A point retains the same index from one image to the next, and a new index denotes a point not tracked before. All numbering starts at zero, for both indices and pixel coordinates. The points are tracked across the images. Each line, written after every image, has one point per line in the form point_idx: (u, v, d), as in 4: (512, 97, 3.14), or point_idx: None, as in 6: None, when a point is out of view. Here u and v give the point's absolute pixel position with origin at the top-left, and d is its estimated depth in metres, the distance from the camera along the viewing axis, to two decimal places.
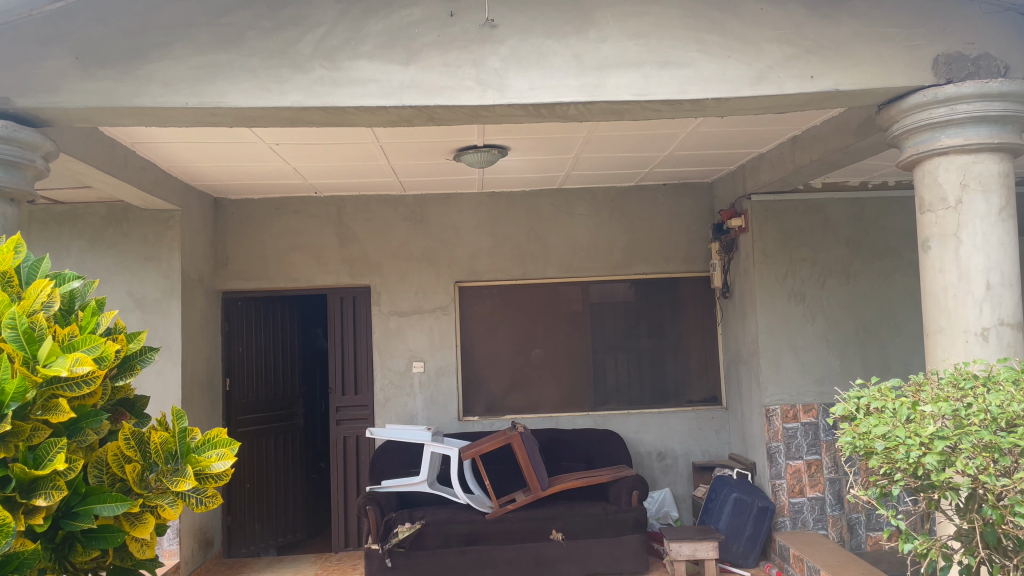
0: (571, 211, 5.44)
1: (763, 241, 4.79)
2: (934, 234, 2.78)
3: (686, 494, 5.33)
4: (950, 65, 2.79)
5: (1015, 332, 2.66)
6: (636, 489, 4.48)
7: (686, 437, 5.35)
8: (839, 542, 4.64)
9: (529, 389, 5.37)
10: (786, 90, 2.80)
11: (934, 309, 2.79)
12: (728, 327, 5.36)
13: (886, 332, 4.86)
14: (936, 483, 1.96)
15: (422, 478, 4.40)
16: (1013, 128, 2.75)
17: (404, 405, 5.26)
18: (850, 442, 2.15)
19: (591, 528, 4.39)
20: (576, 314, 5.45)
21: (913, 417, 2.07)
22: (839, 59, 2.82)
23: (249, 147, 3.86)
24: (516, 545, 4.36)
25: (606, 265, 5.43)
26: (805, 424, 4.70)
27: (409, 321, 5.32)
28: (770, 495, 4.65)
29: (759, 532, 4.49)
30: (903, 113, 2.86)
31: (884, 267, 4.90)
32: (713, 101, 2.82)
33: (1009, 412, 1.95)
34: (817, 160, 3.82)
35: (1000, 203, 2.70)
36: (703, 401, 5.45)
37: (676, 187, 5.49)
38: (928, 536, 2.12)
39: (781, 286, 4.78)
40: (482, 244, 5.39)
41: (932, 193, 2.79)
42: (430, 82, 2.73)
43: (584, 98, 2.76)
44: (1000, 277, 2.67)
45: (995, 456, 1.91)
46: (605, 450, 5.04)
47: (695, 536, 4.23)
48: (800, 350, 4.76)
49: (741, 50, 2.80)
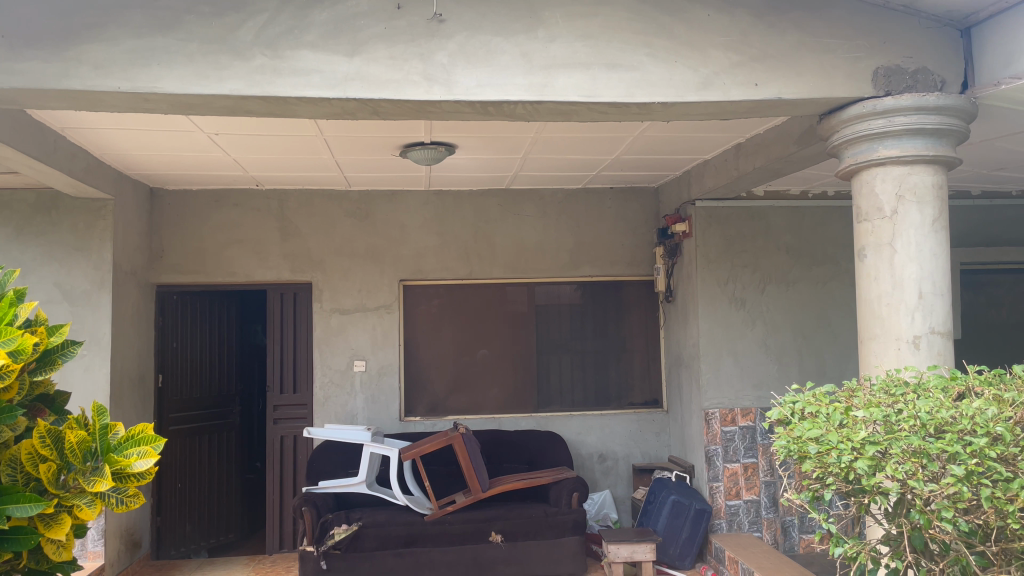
0: (518, 212, 5.42)
1: (705, 246, 4.85)
2: (870, 243, 2.85)
3: (626, 496, 5.36)
4: (889, 78, 2.85)
5: (945, 341, 2.73)
6: (575, 491, 4.50)
7: (627, 439, 5.38)
8: (773, 544, 4.70)
9: (471, 390, 5.34)
10: (730, 97, 2.82)
11: (869, 317, 2.85)
12: (670, 331, 5.39)
13: (822, 338, 4.95)
14: (866, 487, 1.98)
15: (361, 479, 4.35)
16: (948, 141, 2.83)
17: (344, 404, 5.18)
18: (785, 445, 2.18)
19: (530, 529, 4.38)
20: (520, 316, 5.43)
21: (845, 422, 2.10)
22: (782, 68, 2.85)
23: (188, 136, 3.75)
24: (455, 548, 4.31)
25: (552, 267, 5.42)
26: (742, 428, 4.78)
27: (351, 319, 5.23)
28: (707, 497, 4.72)
29: (696, 534, 4.53)
30: (841, 124, 2.93)
31: (821, 275, 4.98)
32: (660, 105, 2.83)
33: (938, 418, 1.97)
34: (760, 167, 3.88)
35: (933, 215, 2.77)
36: (644, 404, 5.49)
37: (623, 191, 5.52)
38: (858, 541, 2.14)
39: (722, 291, 4.85)
40: (427, 243, 5.34)
41: (869, 204, 2.85)
42: (376, 75, 2.68)
43: (531, 97, 2.74)
44: (932, 287, 2.74)
45: (924, 462, 1.92)
46: (546, 452, 5.05)
47: (632, 538, 4.25)
48: (740, 355, 4.83)
49: (688, 56, 2.82)
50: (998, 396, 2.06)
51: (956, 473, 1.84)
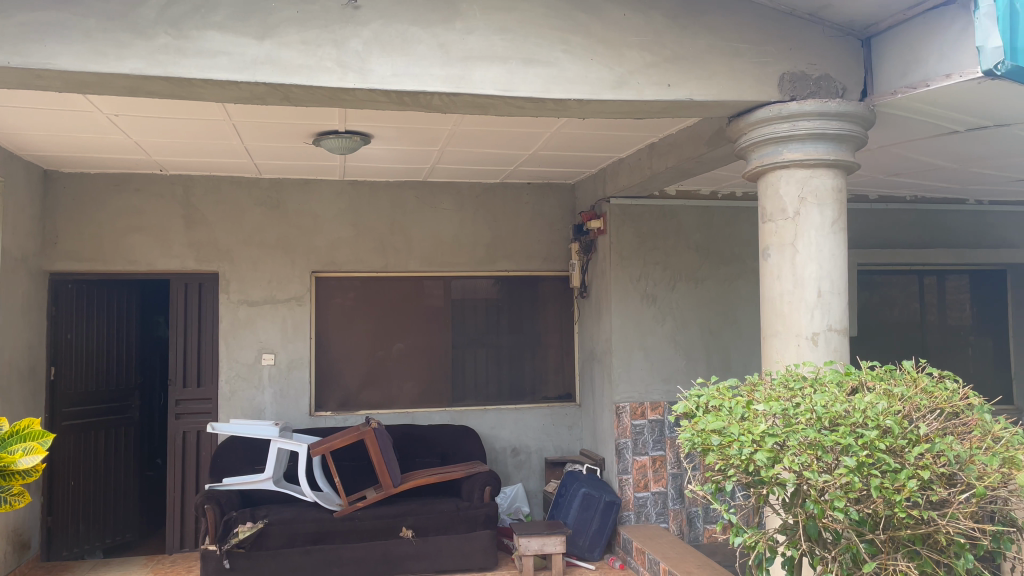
0: (435, 205, 5.37)
1: (619, 243, 4.93)
2: (774, 243, 2.95)
3: (538, 489, 5.40)
4: (794, 83, 2.96)
5: (841, 338, 2.86)
6: (488, 485, 4.51)
7: (539, 433, 5.43)
8: (679, 534, 4.81)
9: (384, 385, 5.28)
10: (644, 96, 2.87)
11: (771, 314, 2.95)
12: (584, 325, 5.45)
13: (729, 335, 5.10)
14: (765, 479, 2.05)
15: (268, 475, 4.26)
16: (847, 147, 2.95)
17: (251, 398, 5.04)
18: (689, 438, 2.24)
19: (441, 524, 4.36)
20: (436, 309, 5.40)
21: (747, 415, 2.17)
22: (694, 70, 2.92)
23: (86, 116, 3.56)
24: (364, 544, 4.26)
25: (468, 261, 5.41)
26: (652, 421, 4.89)
27: (260, 311, 5.09)
28: (617, 490, 4.80)
29: (605, 527, 4.62)
30: (748, 127, 3.02)
31: (729, 274, 5.13)
32: (575, 101, 2.85)
33: (833, 411, 2.06)
34: (672, 167, 3.96)
35: (832, 217, 2.89)
36: (558, 398, 5.54)
37: (540, 187, 5.54)
38: (756, 530, 2.20)
39: (635, 286, 4.94)
40: (341, 234, 5.24)
41: (774, 205, 2.96)
42: (287, 59, 2.60)
43: (447, 89, 2.71)
44: (830, 286, 2.86)
45: (819, 454, 2.00)
46: (459, 447, 5.04)
47: (543, 531, 4.30)
48: (650, 350, 4.94)
49: (604, 54, 2.84)
50: (888, 390, 2.17)
51: (848, 464, 1.92)
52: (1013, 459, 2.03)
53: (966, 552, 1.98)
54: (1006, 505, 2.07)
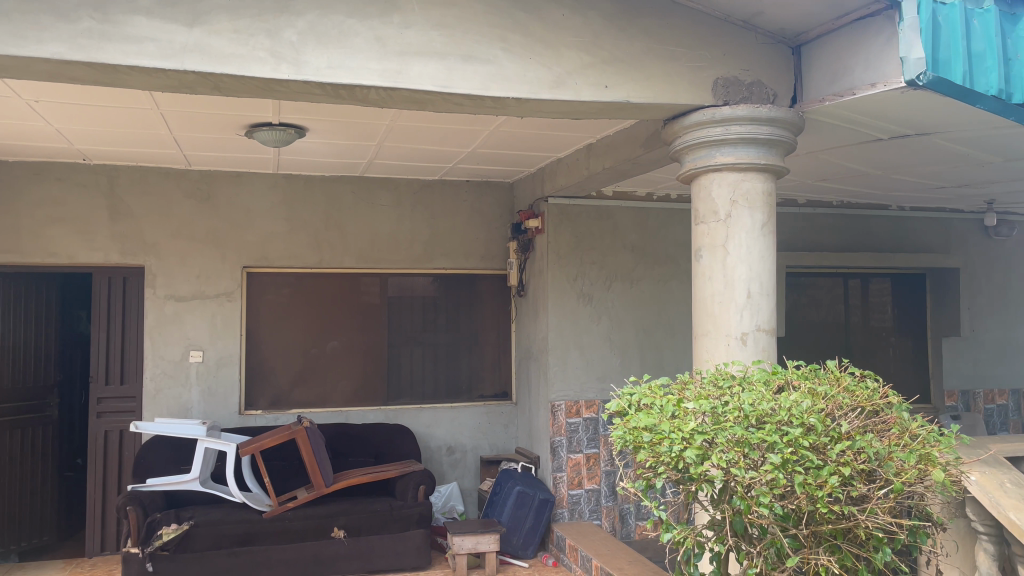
0: (371, 201, 5.30)
1: (556, 242, 4.95)
2: (706, 244, 3.00)
3: (472, 487, 5.40)
4: (727, 88, 3.02)
5: (769, 338, 2.94)
6: (422, 484, 4.49)
7: (475, 432, 5.42)
8: (611, 531, 4.88)
9: (318, 383, 5.20)
10: (581, 97, 2.88)
11: (702, 314, 3.01)
12: (521, 324, 5.46)
13: (662, 334, 5.18)
14: (694, 475, 2.09)
15: (194, 476, 4.14)
16: (777, 151, 3.02)
17: (178, 396, 4.91)
18: (621, 436, 2.26)
19: (373, 524, 4.31)
20: (372, 307, 5.33)
21: (677, 413, 2.21)
22: (630, 72, 2.95)
23: (3, 102, 3.40)
24: (294, 545, 4.18)
25: (405, 258, 5.36)
26: (586, 420, 4.93)
27: (188, 307, 4.95)
28: (551, 488, 4.84)
29: (539, 524, 4.67)
30: (683, 129, 3.07)
31: (663, 274, 5.21)
32: (513, 101, 2.85)
33: (759, 410, 2.11)
34: (609, 168, 4.01)
35: (762, 220, 2.96)
36: (494, 396, 5.54)
37: (478, 185, 5.51)
38: (685, 526, 2.24)
39: (571, 286, 4.98)
40: (275, 229, 5.13)
41: (706, 207, 3.01)
42: (217, 48, 2.53)
43: (384, 83, 2.68)
44: (759, 287, 2.93)
45: (746, 451, 2.04)
46: (393, 446, 5.00)
47: (477, 529, 4.30)
48: (586, 348, 4.98)
49: (542, 53, 2.85)
50: (812, 389, 2.23)
51: (774, 461, 1.97)
52: (928, 455, 2.11)
53: (884, 546, 2.05)
54: (921, 499, 2.15)
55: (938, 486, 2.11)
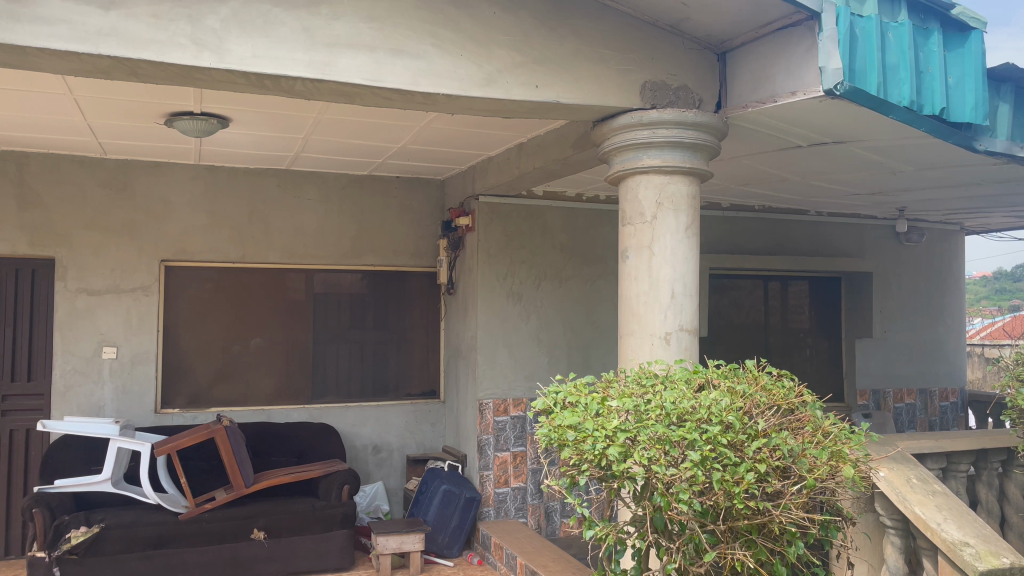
0: (298, 195, 5.19)
1: (486, 241, 4.95)
2: (632, 245, 3.05)
3: (398, 486, 5.36)
4: (655, 92, 3.06)
5: (692, 337, 3.01)
6: (346, 483, 4.43)
7: (402, 430, 5.37)
8: (536, 528, 4.93)
9: (239, 381, 5.06)
10: (511, 96, 2.88)
11: (627, 313, 3.06)
12: (450, 322, 5.44)
13: (590, 333, 5.24)
14: (616, 473, 2.11)
15: (105, 477, 3.99)
16: (702, 155, 3.09)
17: (90, 394, 4.73)
18: (546, 434, 2.27)
19: (294, 525, 4.22)
20: (298, 303, 5.22)
21: (601, 411, 2.24)
22: (560, 73, 2.97)
23: None
24: (212, 547, 4.06)
25: (332, 254, 5.27)
26: (513, 418, 4.96)
27: (102, 301, 4.77)
28: (477, 486, 4.85)
29: (465, 523, 4.66)
30: (611, 131, 3.11)
31: (591, 274, 5.26)
32: (444, 97, 2.83)
33: (680, 408, 2.15)
34: (539, 168, 4.02)
35: (686, 222, 3.02)
36: (422, 394, 5.49)
37: (409, 181, 5.46)
38: (607, 523, 2.27)
39: (500, 284, 4.98)
40: (196, 222, 4.98)
41: (633, 208, 3.06)
42: (135, 32, 2.43)
43: (311, 75, 2.63)
44: (682, 288, 2.99)
45: (667, 448, 2.08)
46: (318, 445, 4.92)
47: (402, 529, 4.26)
48: (514, 347, 4.99)
49: (473, 51, 2.84)
50: (731, 388, 2.28)
51: (693, 458, 2.02)
52: (840, 452, 2.18)
53: (796, 539, 2.12)
54: (832, 495, 2.22)
55: (848, 481, 2.19)
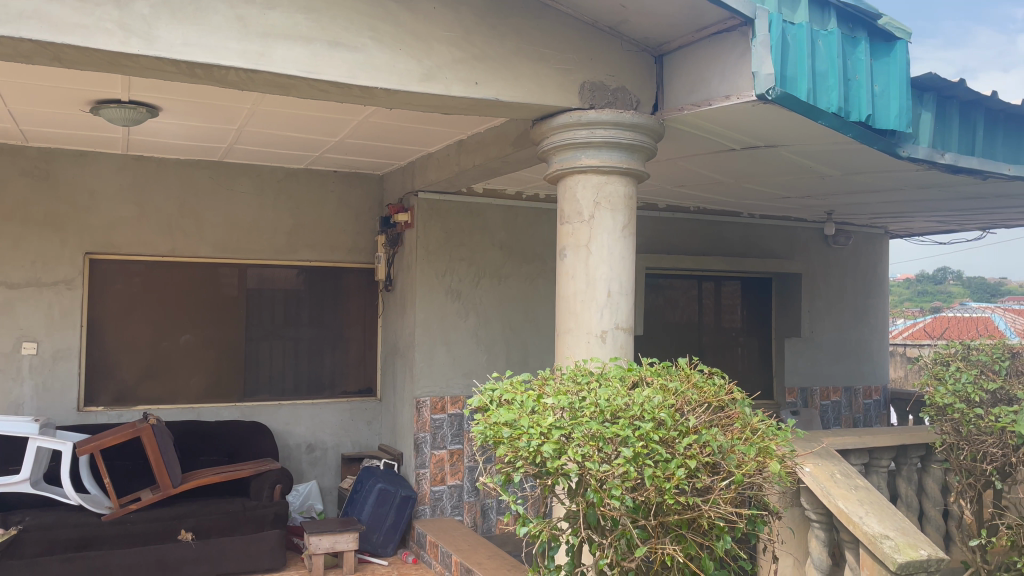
0: (231, 188, 5.07)
1: (424, 237, 4.92)
2: (570, 243, 3.07)
3: (332, 485, 5.29)
4: (593, 92, 3.08)
5: (627, 336, 3.05)
6: (278, 483, 4.35)
7: (337, 429, 5.30)
8: (472, 526, 4.94)
9: (167, 378, 4.92)
10: (451, 92, 2.87)
11: (564, 312, 3.08)
12: (387, 319, 5.39)
13: (528, 331, 5.25)
14: (551, 470, 2.13)
15: (24, 477, 3.83)
16: (639, 156, 3.13)
17: (8, 391, 4.55)
18: (482, 431, 2.28)
19: (224, 526, 4.12)
20: (230, 299, 5.09)
21: (536, 408, 2.25)
22: (500, 70, 2.97)
23: None
24: (137, 549, 3.94)
25: (267, 249, 5.16)
26: (451, 416, 4.95)
27: (21, 295, 4.59)
28: (413, 484, 4.83)
29: (400, 521, 4.63)
30: (550, 130, 3.12)
31: (530, 272, 5.28)
32: (382, 91, 2.80)
33: (614, 405, 2.17)
34: (479, 165, 4.02)
35: (623, 222, 3.05)
36: (358, 392, 5.42)
37: (347, 176, 5.38)
38: (541, 519, 2.28)
39: (439, 282, 4.96)
40: (123, 214, 4.82)
41: (571, 207, 3.08)
42: (59, 16, 2.34)
43: (244, 65, 2.56)
44: (618, 287, 3.03)
45: (601, 445, 2.10)
46: (249, 444, 4.82)
47: (335, 528, 4.21)
48: (452, 345, 4.98)
49: (412, 45, 2.82)
50: (664, 385, 2.32)
51: (626, 454, 2.04)
52: (766, 448, 2.24)
53: (724, 534, 2.17)
54: (760, 490, 2.28)
55: (774, 477, 2.26)
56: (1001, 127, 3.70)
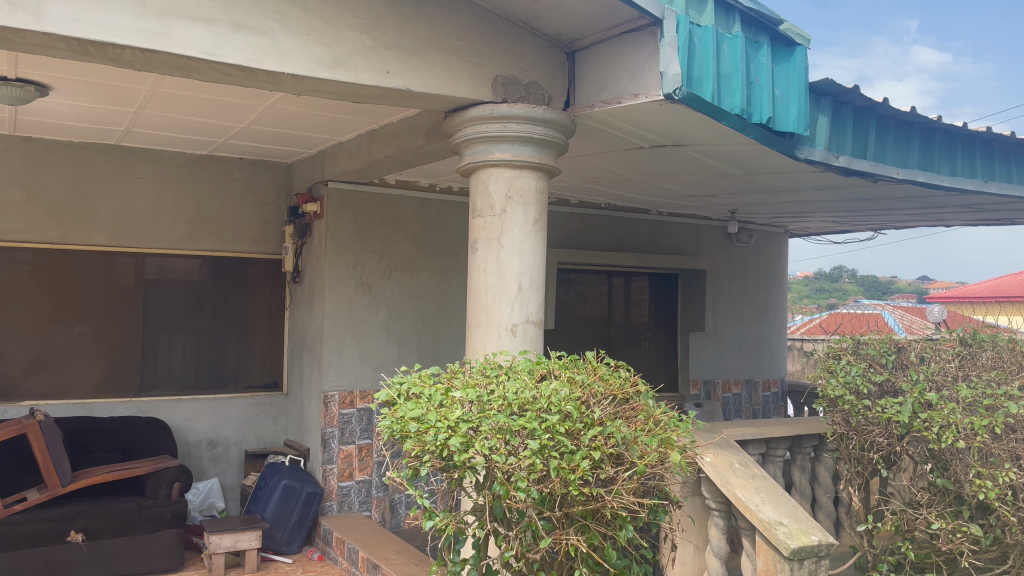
0: (129, 173, 4.85)
1: (334, 229, 4.82)
2: (482, 237, 3.06)
3: (234, 483, 5.13)
4: (506, 87, 3.08)
5: (537, 330, 3.07)
6: (177, 481, 4.19)
7: (240, 424, 5.14)
8: (380, 521, 4.89)
9: (57, 372, 4.67)
10: (360, 80, 2.82)
11: (474, 305, 3.08)
12: (295, 312, 5.26)
13: (440, 325, 5.22)
14: (458, 463, 2.12)
15: None
16: (551, 152, 3.14)
17: None
18: (388, 425, 2.25)
19: (117, 526, 3.95)
20: (127, 289, 4.87)
21: (444, 402, 2.25)
22: (411, 60, 2.93)
23: None
24: (22, 552, 3.74)
25: (166, 237, 4.96)
26: (360, 410, 4.88)
27: None
28: (320, 480, 4.74)
29: (305, 518, 4.55)
30: (463, 124, 3.11)
31: (443, 265, 5.24)
32: (289, 76, 2.72)
33: (522, 398, 2.19)
34: (390, 156, 3.96)
35: (535, 216, 3.07)
36: (263, 386, 5.27)
37: (253, 164, 5.21)
38: (448, 513, 2.26)
39: (349, 274, 4.87)
40: (8, 198, 4.54)
41: (483, 201, 3.08)
42: None
43: (141, 44, 2.45)
44: (529, 281, 3.04)
45: (508, 438, 2.11)
46: (146, 441, 4.62)
47: (237, 526, 4.09)
48: (362, 338, 4.90)
49: (320, 31, 2.75)
50: (571, 377, 2.34)
51: (532, 447, 2.06)
52: (668, 439, 2.30)
53: (627, 524, 2.21)
54: (662, 480, 2.34)
55: (675, 467, 2.31)
56: (891, 132, 3.89)
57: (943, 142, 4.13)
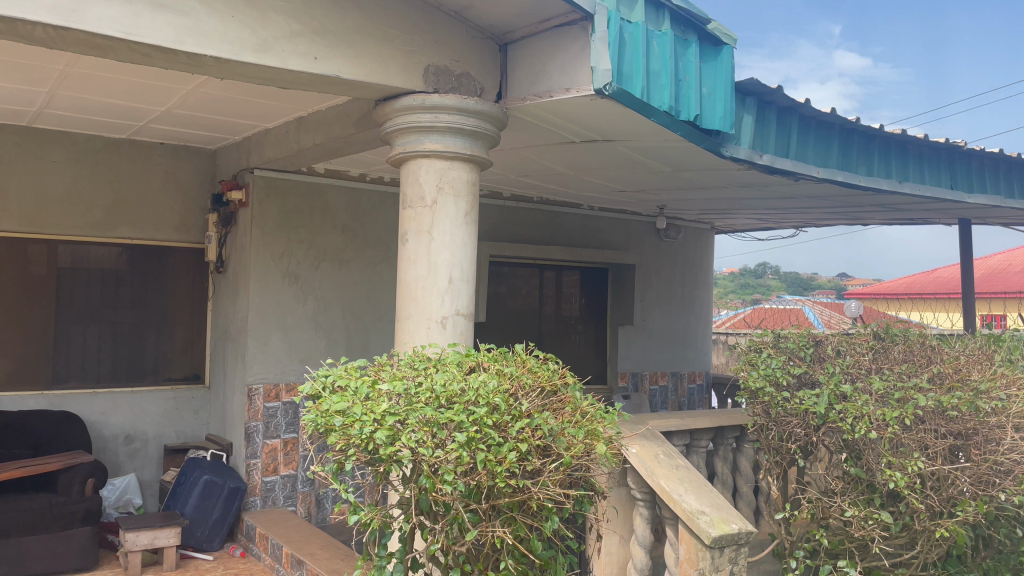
0: (42, 157, 4.63)
1: (260, 218, 4.71)
2: (412, 228, 3.03)
3: (153, 479, 4.97)
4: (437, 76, 3.05)
5: (467, 322, 3.06)
6: (91, 477, 4.03)
7: (159, 418, 4.98)
8: (306, 517, 4.79)
9: None
10: (287, 65, 2.75)
11: (404, 297, 3.05)
12: (219, 302, 5.11)
13: (370, 317, 5.14)
14: (384, 457, 2.09)
15: None
16: (482, 144, 3.13)
17: None
18: (313, 419, 2.21)
19: (27, 524, 3.79)
20: (40, 278, 4.66)
21: (371, 394, 2.22)
22: (340, 46, 2.87)
23: None
24: None
25: (81, 224, 4.76)
26: (285, 404, 4.78)
27: None
28: (243, 475, 4.65)
29: (227, 514, 4.45)
30: (393, 114, 3.07)
31: (373, 256, 5.16)
32: (212, 59, 2.64)
33: (450, 390, 2.18)
34: (319, 144, 3.88)
35: (466, 208, 3.05)
36: (184, 379, 5.11)
37: (175, 149, 5.04)
38: (373, 508, 2.24)
39: (275, 264, 4.77)
40: None
41: (413, 192, 3.04)
42: None
43: (53, 21, 2.33)
44: (460, 274, 3.03)
45: (435, 430, 2.09)
46: (58, 437, 4.46)
47: (155, 523, 3.95)
48: (288, 330, 4.81)
49: (245, 13, 2.67)
50: (500, 370, 2.34)
51: (459, 439, 2.05)
52: (595, 431, 2.32)
53: (553, 515, 2.22)
54: (588, 471, 2.36)
55: (602, 458, 2.34)
56: (813, 132, 4.01)
57: (861, 143, 4.28)
